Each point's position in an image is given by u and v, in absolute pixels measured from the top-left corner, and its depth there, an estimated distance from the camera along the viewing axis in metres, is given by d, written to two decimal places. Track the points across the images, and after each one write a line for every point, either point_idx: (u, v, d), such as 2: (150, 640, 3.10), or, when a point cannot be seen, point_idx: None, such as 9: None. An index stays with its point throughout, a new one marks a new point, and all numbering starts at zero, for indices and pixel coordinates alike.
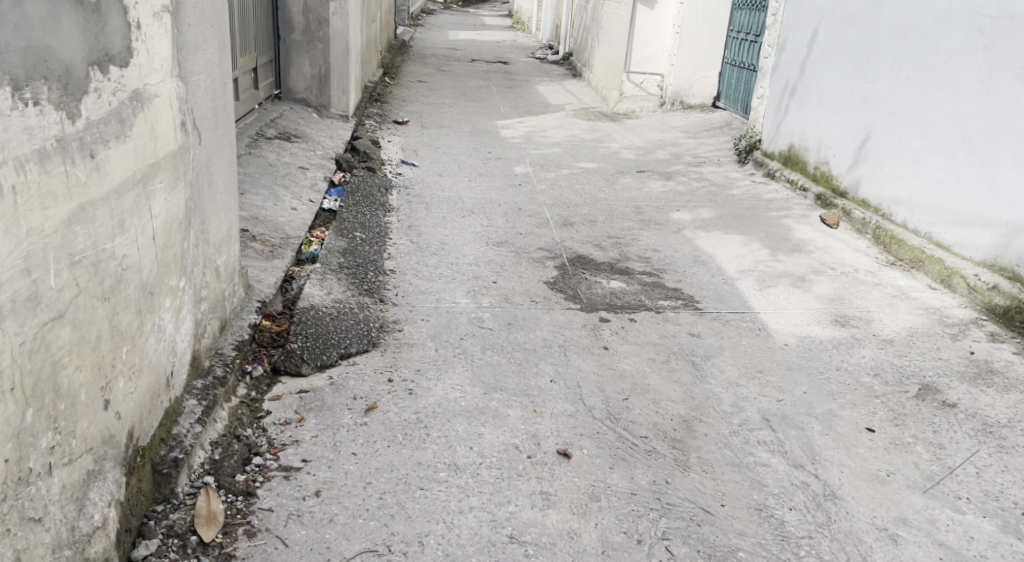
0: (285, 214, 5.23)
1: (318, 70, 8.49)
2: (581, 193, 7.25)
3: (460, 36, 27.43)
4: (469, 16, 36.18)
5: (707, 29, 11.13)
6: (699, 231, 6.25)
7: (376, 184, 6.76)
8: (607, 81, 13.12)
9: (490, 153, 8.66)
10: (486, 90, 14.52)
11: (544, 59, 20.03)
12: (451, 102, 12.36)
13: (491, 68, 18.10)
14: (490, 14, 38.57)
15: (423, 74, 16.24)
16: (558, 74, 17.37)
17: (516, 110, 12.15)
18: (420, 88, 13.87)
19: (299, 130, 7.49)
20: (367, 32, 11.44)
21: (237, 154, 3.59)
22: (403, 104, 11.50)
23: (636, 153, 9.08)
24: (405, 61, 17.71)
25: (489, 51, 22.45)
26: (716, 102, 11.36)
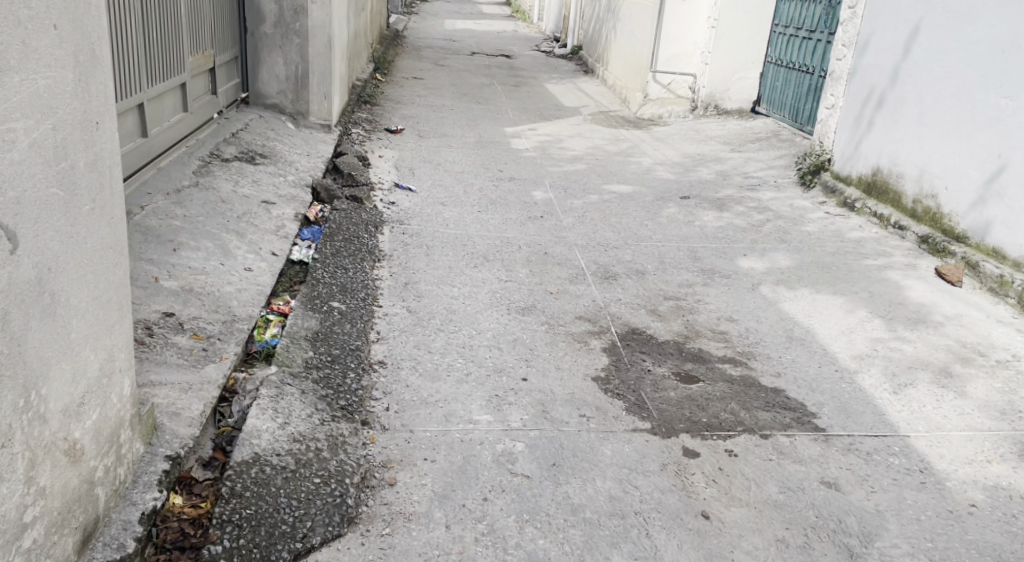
0: (235, 277, 3.82)
1: (294, 71, 7.09)
2: (618, 229, 5.87)
3: (459, 26, 26.02)
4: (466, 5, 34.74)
5: (748, 24, 9.80)
6: (780, 287, 4.86)
7: (363, 221, 5.36)
8: (627, 80, 11.81)
9: (502, 173, 7.28)
10: (490, 89, 13.08)
11: (551, 53, 18.66)
12: (452, 105, 10.94)
13: (494, 63, 16.67)
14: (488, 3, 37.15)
15: (420, 69, 14.83)
16: (567, 70, 15.96)
17: (525, 115, 10.74)
18: (416, 88, 12.41)
19: (268, 148, 6.07)
20: (355, 25, 9.99)
21: (129, 215, 2.21)
22: (397, 108, 10.06)
23: (674, 172, 7.69)
24: (399, 56, 16.24)
25: (490, 44, 20.98)
26: (756, 106, 10.16)
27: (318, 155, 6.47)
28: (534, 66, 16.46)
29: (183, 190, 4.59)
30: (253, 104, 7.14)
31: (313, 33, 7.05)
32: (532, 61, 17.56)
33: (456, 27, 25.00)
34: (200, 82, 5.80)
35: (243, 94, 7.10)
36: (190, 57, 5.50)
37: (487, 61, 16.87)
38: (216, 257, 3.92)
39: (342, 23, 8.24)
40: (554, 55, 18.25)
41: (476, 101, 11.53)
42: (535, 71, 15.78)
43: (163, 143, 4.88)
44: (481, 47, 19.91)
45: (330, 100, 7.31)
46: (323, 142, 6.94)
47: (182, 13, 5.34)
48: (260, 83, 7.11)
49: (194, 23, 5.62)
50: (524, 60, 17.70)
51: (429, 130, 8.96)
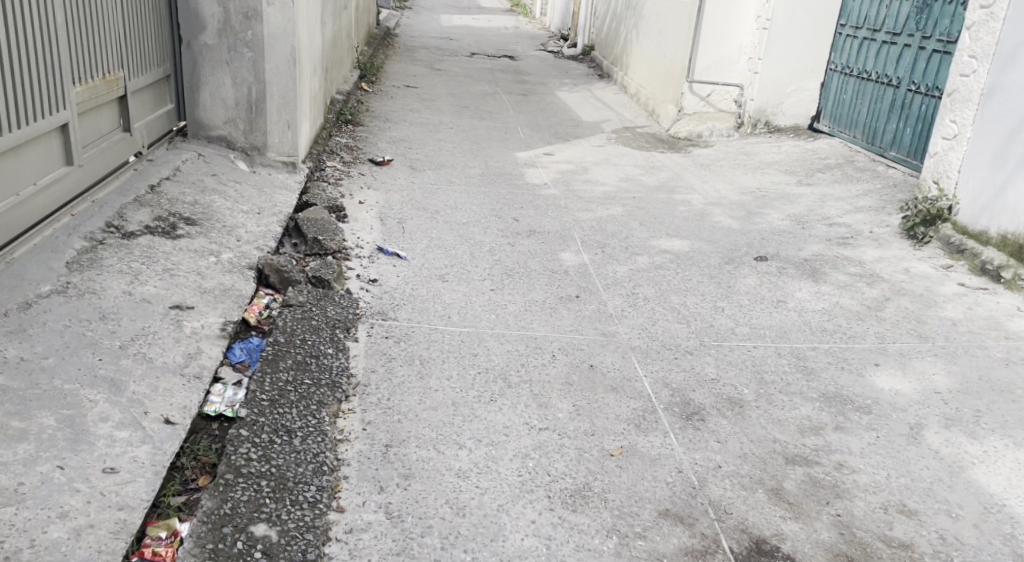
0: (78, 499, 2.33)
1: (245, 93, 5.51)
2: (686, 318, 4.26)
3: (454, 21, 24.35)
4: None
5: (808, 24, 8.19)
6: (954, 431, 3.25)
7: (317, 326, 3.66)
8: (657, 90, 10.20)
9: (519, 226, 5.67)
10: (494, 100, 11.44)
11: (558, 53, 17.05)
12: (450, 123, 9.30)
13: (496, 66, 15.01)
14: None
15: (413, 75, 13.19)
16: (579, 74, 14.32)
17: (538, 135, 9.10)
18: (408, 99, 10.76)
19: (203, 205, 4.45)
20: (331, 29, 8.33)
21: None
22: (384, 131, 8.41)
23: (736, 220, 6.06)
24: (389, 59, 14.58)
25: (490, 43, 19.30)
26: (813, 123, 8.54)
27: (275, 211, 4.85)
28: (542, 70, 14.82)
29: (38, 300, 2.97)
30: (193, 136, 5.53)
31: (268, 43, 5.44)
32: (537, 62, 15.91)
33: (452, 24, 23.30)
34: (99, 118, 4.13)
35: (178, 123, 5.47)
36: (77, 85, 3.86)
37: (489, 64, 15.22)
38: (53, 453, 2.41)
39: (310, 30, 6.60)
40: (563, 55, 16.62)
41: (479, 117, 9.90)
42: (542, 75, 14.14)
43: (14, 222, 3.26)
44: (481, 46, 18.25)
45: (295, 129, 5.71)
46: (283, 188, 5.31)
47: (63, 22, 3.72)
48: (200, 108, 5.48)
49: (87, 37, 3.99)
50: (529, 62, 16.05)
51: (423, 162, 7.33)
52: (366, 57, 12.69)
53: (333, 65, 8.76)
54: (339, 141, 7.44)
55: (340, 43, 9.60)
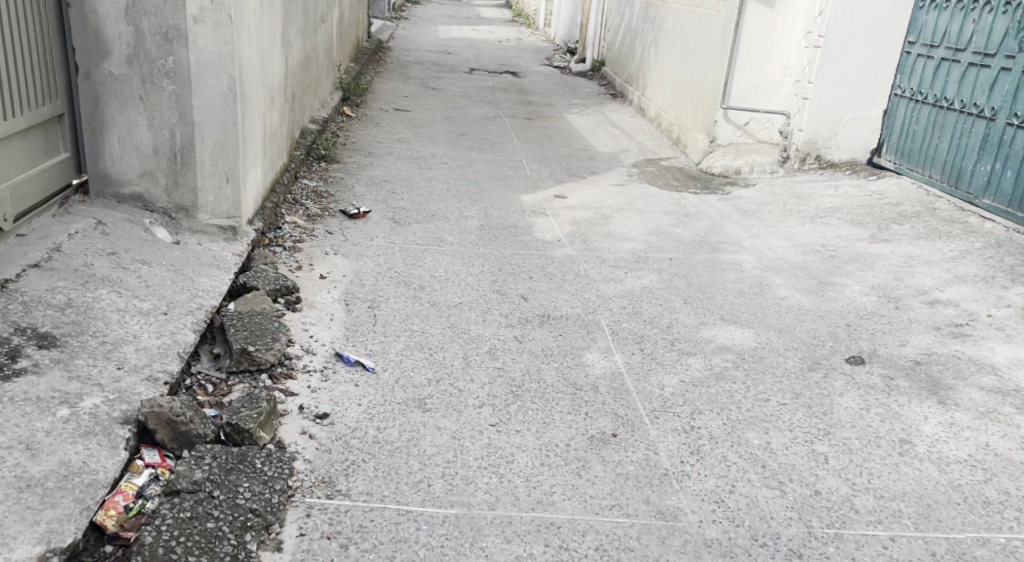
0: None
1: (165, 138, 4.25)
2: (777, 476, 2.93)
3: (453, 32, 23.10)
4: (462, 7, 31.91)
5: (869, 43, 6.93)
6: None
7: (209, 540, 2.43)
8: (684, 116, 8.92)
9: (528, 311, 4.37)
10: (495, 125, 10.14)
11: (565, 69, 15.78)
12: (443, 158, 8.01)
13: (498, 84, 13.70)
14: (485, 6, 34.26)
15: (405, 94, 11.93)
16: (589, 94, 13.01)
17: (546, 172, 7.80)
18: (396, 126, 9.46)
19: (81, 305, 3.16)
20: (300, 52, 7.07)
21: None
22: (363, 170, 7.11)
23: (806, 294, 4.73)
24: (380, 76, 13.33)
25: (492, 57, 17.98)
26: (874, 157, 7.29)
27: (194, 305, 3.55)
28: (549, 88, 13.51)
29: None
30: (99, 195, 4.29)
31: (197, 73, 4.20)
32: (543, 79, 14.60)
33: (452, 36, 21.98)
34: None
35: (77, 178, 4.26)
36: None
37: (490, 82, 13.92)
38: None
39: (265, 55, 5.35)
40: (571, 71, 15.30)
41: (476, 147, 8.60)
42: (549, 95, 12.83)
43: None
44: (481, 61, 16.93)
45: (237, 183, 4.43)
46: (213, 266, 4.02)
47: None
48: (107, 157, 4.24)
49: None
50: (534, 79, 14.74)
51: (407, 213, 6.02)
52: (352, 77, 11.40)
53: (303, 92, 7.48)
54: (304, 189, 6.14)
55: (315, 64, 8.32)
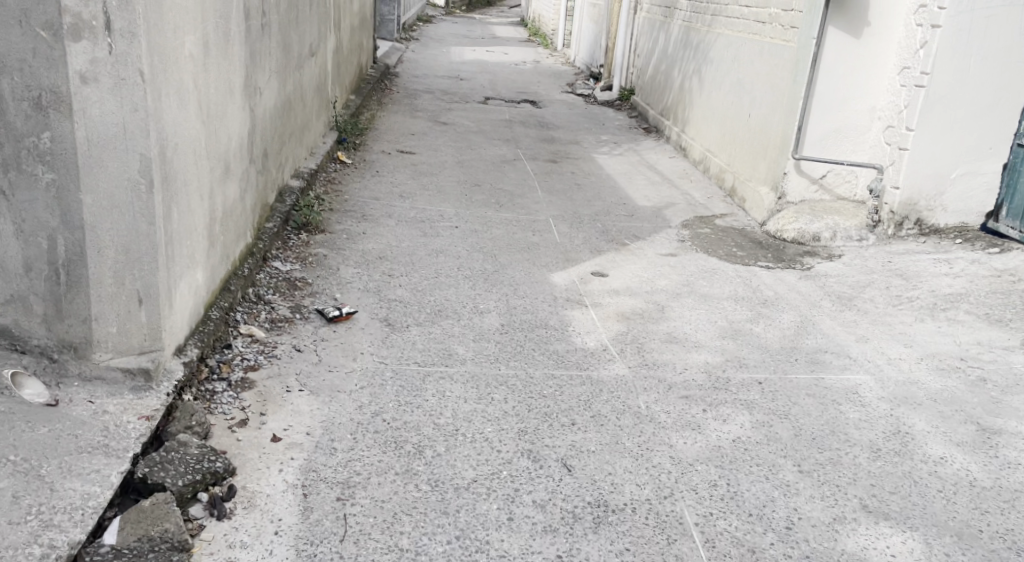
0: None
1: (44, 247, 3.01)
2: None
3: (468, 54, 21.81)
4: (477, 27, 30.69)
5: (987, 85, 5.62)
6: None
7: None
8: (740, 164, 7.57)
9: (576, 499, 2.98)
10: (515, 171, 8.80)
11: (589, 97, 14.44)
12: (453, 220, 6.67)
13: (517, 116, 12.35)
14: (500, 26, 33.08)
15: (412, 131, 10.61)
16: (620, 128, 11.65)
17: (580, 238, 6.44)
18: (400, 175, 8.13)
19: None
20: (276, 99, 5.78)
21: None
22: (354, 242, 5.78)
23: (969, 453, 3.34)
24: (385, 109, 12.03)
25: (509, 83, 16.66)
26: (989, 223, 5.91)
27: (38, 549, 2.51)
28: (573, 121, 12.15)
29: None
30: None
31: (89, 156, 2.95)
32: (567, 110, 13.23)
33: (466, 59, 20.67)
34: None
35: None
36: None
37: (508, 114, 12.57)
38: None
39: (214, 115, 4.08)
40: (598, 100, 13.94)
41: (492, 204, 7.26)
42: (574, 129, 11.47)
43: None
44: (498, 88, 15.59)
45: (155, 304, 3.16)
46: (97, 451, 2.82)
47: None
48: None
49: None
50: (557, 109, 13.38)
51: (405, 310, 4.67)
52: (352, 114, 10.11)
53: (283, 145, 6.18)
54: (270, 280, 4.83)
55: (301, 110, 7.04)
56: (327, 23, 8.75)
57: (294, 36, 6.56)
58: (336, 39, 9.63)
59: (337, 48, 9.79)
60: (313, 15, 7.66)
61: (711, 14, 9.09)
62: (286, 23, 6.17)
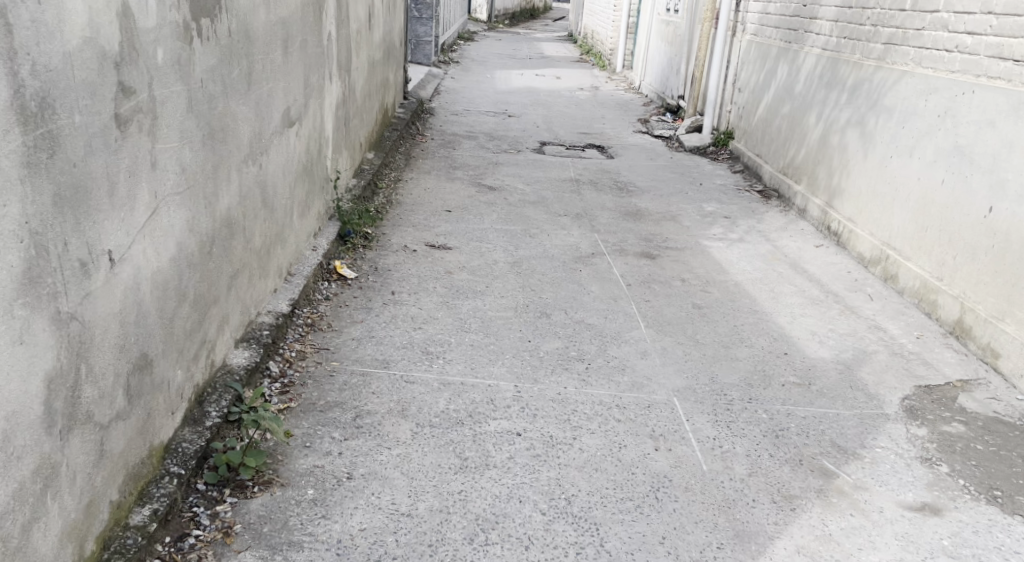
0: None
1: None
2: None
3: (516, 78, 19.12)
4: (522, 44, 28.06)
5: None
6: None
7: None
8: (971, 285, 4.88)
9: None
10: (597, 277, 6.03)
11: (671, 141, 11.70)
12: (514, 416, 3.88)
13: (586, 173, 9.57)
14: (548, 41, 30.42)
15: (449, 203, 7.90)
16: (725, 191, 8.86)
17: (740, 458, 3.62)
18: (428, 298, 5.38)
19: None
20: (186, 236, 3.07)
21: None
22: (323, 523, 2.97)
23: None
24: (413, 166, 9.33)
25: (566, 118, 13.93)
26: None
27: None
28: (659, 180, 9.37)
29: None
30: None
31: None
32: (647, 159, 10.46)
33: (514, 86, 17.96)
34: None
35: None
36: None
37: (574, 169, 9.79)
38: None
39: None
40: (684, 145, 11.18)
41: (576, 366, 4.49)
42: (665, 194, 8.68)
43: None
44: (555, 127, 12.81)
45: None
46: None
47: None
48: None
49: None
50: (634, 158, 10.62)
51: None
52: (365, 188, 7.39)
53: (212, 305, 3.46)
54: None
55: (268, 216, 4.33)
56: (327, 68, 6.07)
57: (245, 105, 3.84)
58: (343, 87, 6.93)
59: (346, 99, 7.09)
60: (296, 61, 4.97)
61: (885, 41, 6.48)
62: (220, 89, 3.47)
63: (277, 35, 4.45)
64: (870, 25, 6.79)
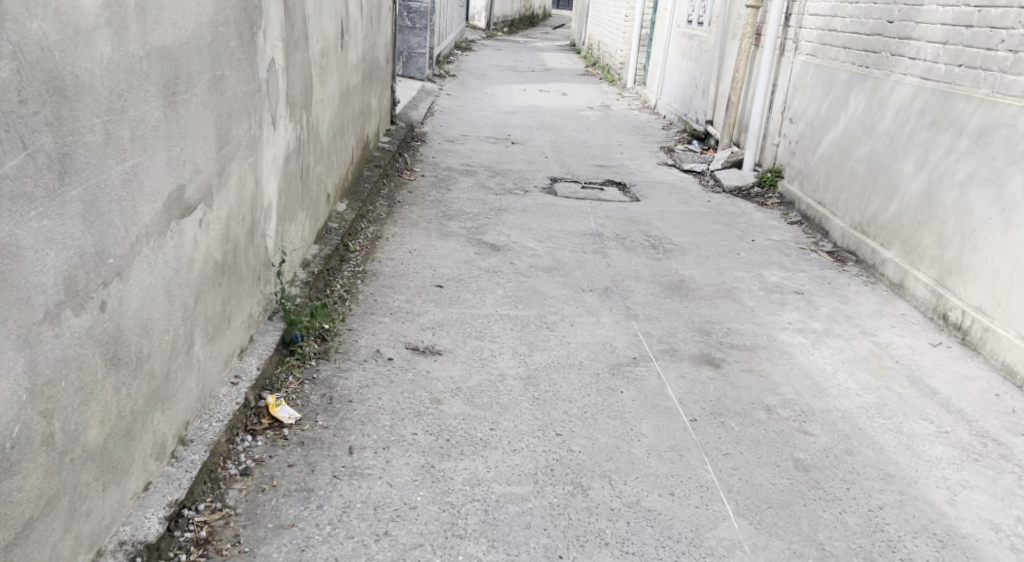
0: None
1: None
2: None
3: (518, 96, 17.44)
4: (523, 55, 26.40)
5: None
6: None
7: None
8: None
9: None
10: (645, 403, 4.31)
11: (703, 177, 10.02)
12: None
13: (609, 224, 7.86)
14: (550, 52, 28.76)
15: (441, 272, 6.17)
16: (785, 252, 7.17)
17: None
18: (403, 453, 3.58)
19: None
20: None
21: None
22: None
23: None
24: (399, 215, 7.61)
25: (578, 145, 12.22)
26: None
27: None
28: (700, 235, 7.66)
29: None
30: None
31: None
32: (680, 204, 8.74)
33: (516, 104, 16.26)
34: None
35: None
36: None
37: (594, 218, 8.09)
38: None
39: None
40: (720, 184, 9.49)
41: None
42: (711, 257, 6.96)
43: None
44: (566, 157, 11.10)
45: None
46: None
47: None
48: None
49: None
50: (664, 201, 8.90)
51: None
52: (329, 259, 5.64)
53: None
54: None
55: (129, 380, 2.67)
56: (267, 109, 4.34)
57: (30, 230, 2.25)
58: (299, 130, 5.21)
59: (304, 144, 5.36)
60: (204, 109, 3.26)
61: None
62: None
63: (155, 74, 2.74)
64: (1010, 52, 5.21)
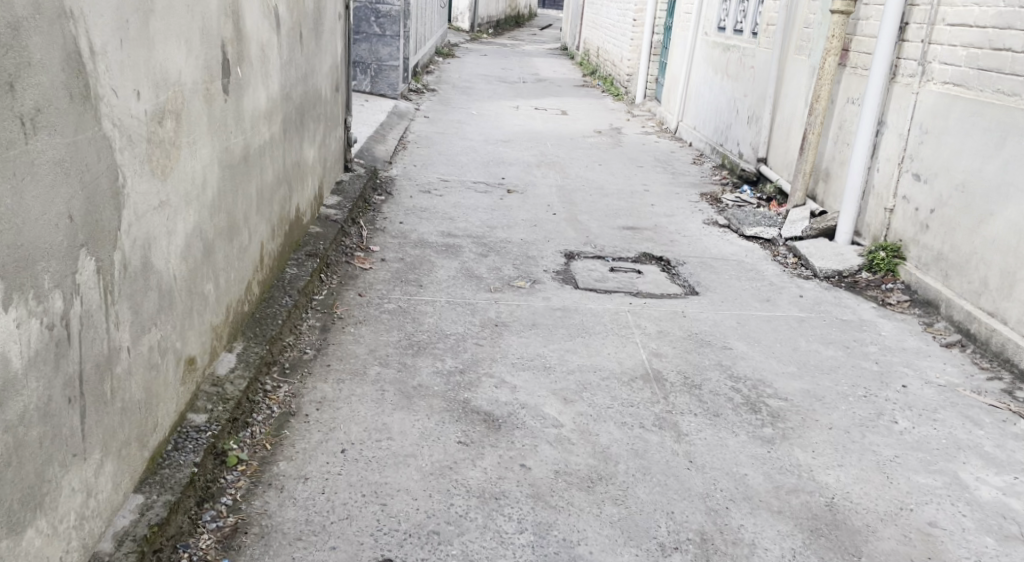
0: None
1: None
2: None
3: (510, 116, 14.64)
4: (513, 62, 23.57)
5: None
6: None
7: None
8: None
9: None
10: None
11: (772, 249, 7.25)
12: None
13: (669, 353, 5.08)
14: (541, 57, 25.96)
15: (399, 509, 3.37)
16: (969, 415, 4.41)
17: None
18: None
19: None
20: None
21: None
22: None
23: None
24: (340, 349, 4.79)
25: (593, 189, 9.43)
26: None
27: None
28: (814, 375, 4.86)
29: None
30: None
31: None
32: (760, 304, 5.95)
33: (509, 128, 13.44)
34: None
35: None
36: None
37: (642, 338, 5.30)
38: None
39: None
40: (807, 264, 6.73)
41: None
42: (853, 434, 4.19)
43: None
44: (581, 213, 8.28)
45: None
46: None
47: None
48: None
49: None
50: (735, 296, 6.12)
51: None
52: (160, 532, 2.82)
53: None
54: None
55: None
56: None
57: None
58: (61, 302, 2.38)
59: (88, 320, 2.54)
60: None
61: None
62: None
63: None
64: None
